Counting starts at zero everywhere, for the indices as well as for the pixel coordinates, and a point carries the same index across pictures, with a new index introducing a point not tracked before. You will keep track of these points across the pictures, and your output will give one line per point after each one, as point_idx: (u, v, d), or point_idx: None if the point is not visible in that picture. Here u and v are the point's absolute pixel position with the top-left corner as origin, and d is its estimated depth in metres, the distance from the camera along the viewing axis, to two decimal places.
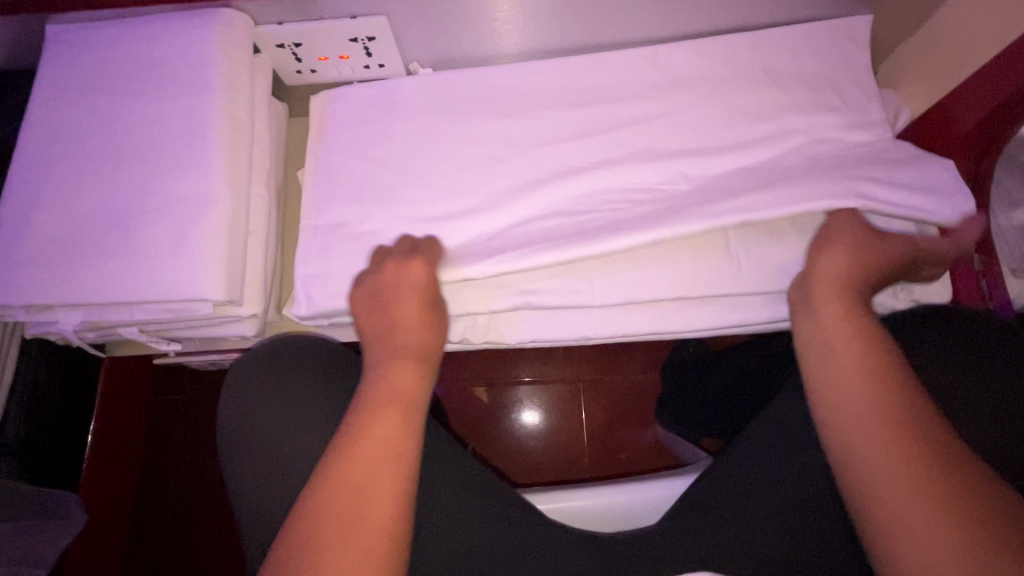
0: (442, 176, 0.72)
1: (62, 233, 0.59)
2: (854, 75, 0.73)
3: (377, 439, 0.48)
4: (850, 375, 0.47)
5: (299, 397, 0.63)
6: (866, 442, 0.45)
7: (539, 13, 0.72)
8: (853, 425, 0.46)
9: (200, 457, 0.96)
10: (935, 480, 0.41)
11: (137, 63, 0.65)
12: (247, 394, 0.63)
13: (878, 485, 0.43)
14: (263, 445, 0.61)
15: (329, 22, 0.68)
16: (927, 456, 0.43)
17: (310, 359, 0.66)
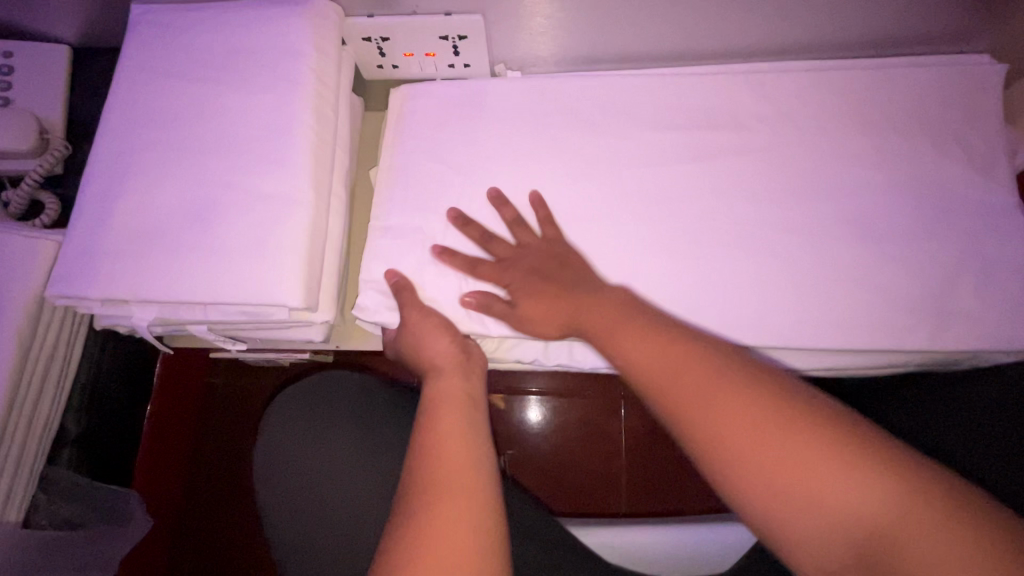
0: (524, 187, 0.68)
1: (140, 225, 0.57)
2: (972, 111, 0.68)
3: (448, 447, 0.51)
4: (688, 400, 0.45)
5: (341, 437, 0.64)
6: (775, 456, 0.41)
7: (640, 18, 0.67)
8: (725, 448, 0.43)
9: (241, 449, 0.95)
10: (790, 455, 0.41)
11: (224, 51, 0.62)
12: (290, 429, 0.65)
13: (797, 507, 0.40)
14: (303, 482, 0.62)
15: (421, 18, 0.65)
16: (813, 436, 0.41)
17: (353, 395, 0.66)
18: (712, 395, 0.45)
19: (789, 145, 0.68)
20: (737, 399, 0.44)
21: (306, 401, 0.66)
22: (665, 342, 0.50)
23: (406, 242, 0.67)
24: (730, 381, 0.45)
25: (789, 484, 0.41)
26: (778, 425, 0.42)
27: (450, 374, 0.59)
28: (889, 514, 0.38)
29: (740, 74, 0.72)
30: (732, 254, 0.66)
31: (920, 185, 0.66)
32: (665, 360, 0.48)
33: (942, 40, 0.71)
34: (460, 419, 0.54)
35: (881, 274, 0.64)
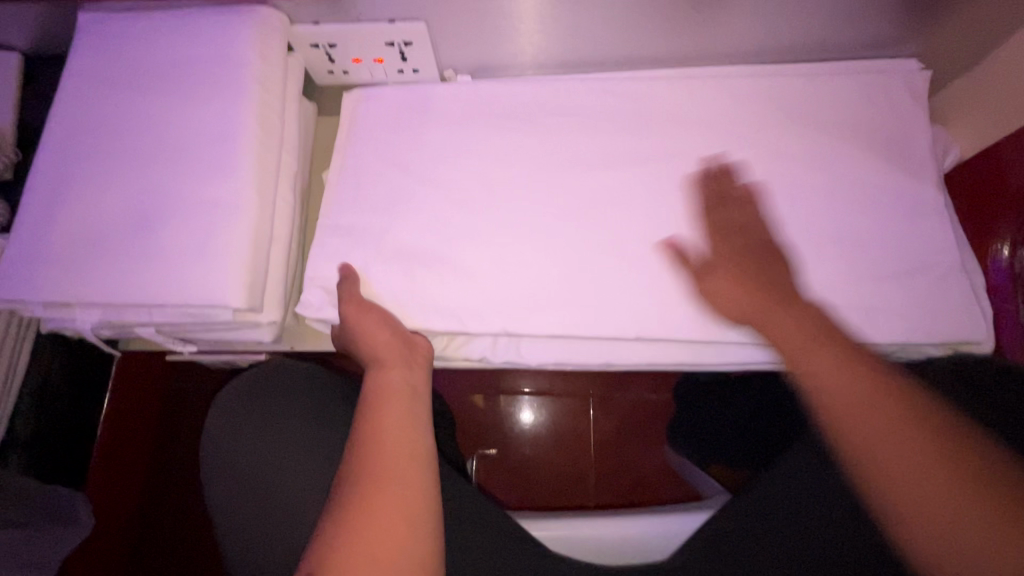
0: (470, 189, 0.70)
1: (84, 230, 0.58)
2: (899, 114, 0.71)
3: (389, 438, 0.53)
4: (826, 367, 0.51)
5: (283, 431, 0.65)
6: (914, 480, 0.44)
7: (580, 25, 0.69)
8: (859, 409, 0.48)
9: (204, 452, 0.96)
10: (904, 426, 0.46)
11: (168, 58, 0.63)
12: (235, 426, 0.66)
13: (919, 498, 0.44)
14: (244, 471, 0.63)
15: (365, 25, 0.66)
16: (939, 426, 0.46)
17: (293, 390, 0.69)
18: (826, 352, 0.52)
19: (727, 148, 0.71)
20: (848, 367, 0.50)
21: (248, 396, 0.68)
22: (838, 340, 0.53)
23: (353, 243, 0.69)
24: (847, 354, 0.51)
25: (893, 446, 0.46)
26: (884, 409, 0.47)
27: (392, 365, 0.60)
28: (928, 509, 0.43)
29: (682, 80, 0.74)
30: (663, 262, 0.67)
31: (853, 185, 0.69)
32: (874, 388, 0.49)
33: (874, 45, 0.73)
34: (403, 406, 0.57)
35: (815, 271, 0.66)
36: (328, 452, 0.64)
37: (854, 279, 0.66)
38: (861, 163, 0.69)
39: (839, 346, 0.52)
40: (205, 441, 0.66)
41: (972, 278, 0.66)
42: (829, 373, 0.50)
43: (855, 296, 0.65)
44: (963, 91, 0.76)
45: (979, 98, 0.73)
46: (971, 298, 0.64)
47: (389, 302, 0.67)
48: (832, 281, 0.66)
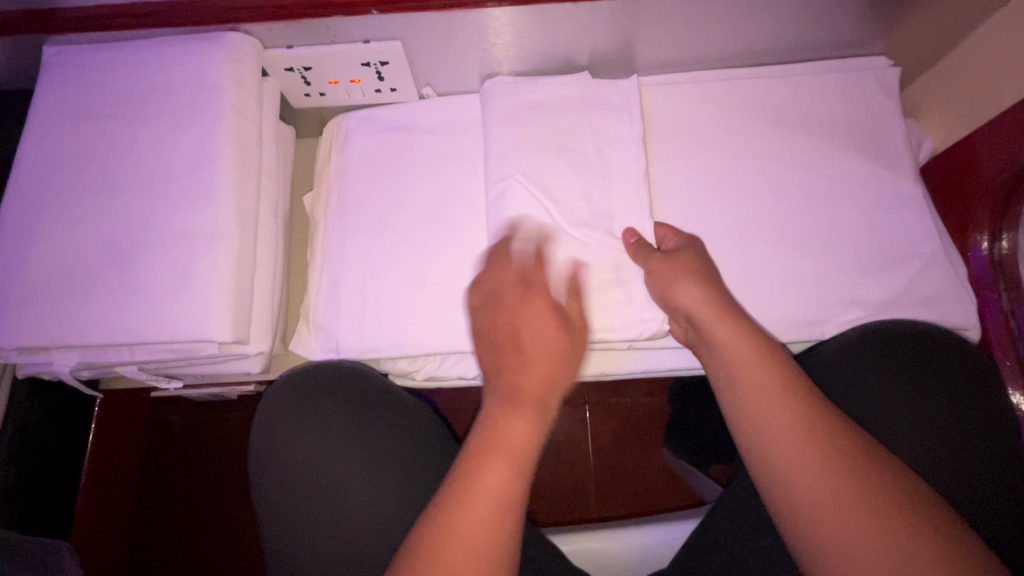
0: (455, 210, 0.72)
1: (59, 269, 0.56)
2: (875, 110, 0.72)
3: (488, 485, 0.46)
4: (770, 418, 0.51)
5: (333, 433, 0.63)
6: (825, 496, 0.47)
7: (555, 36, 0.69)
8: (802, 459, 0.49)
9: (193, 486, 0.93)
10: (831, 484, 0.47)
11: (139, 88, 0.62)
12: (282, 426, 0.64)
13: (848, 523, 0.46)
14: (296, 476, 0.62)
15: (340, 46, 0.66)
16: (868, 479, 0.47)
17: (340, 390, 0.65)
18: (780, 401, 0.52)
19: (708, 151, 0.71)
20: (800, 425, 0.50)
21: (294, 397, 0.65)
22: (787, 380, 0.53)
23: (345, 269, 0.71)
24: (795, 404, 0.51)
25: (826, 508, 0.47)
26: (819, 464, 0.48)
27: (540, 369, 0.52)
28: (853, 532, 0.45)
29: (659, 86, 0.75)
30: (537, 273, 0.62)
31: (834, 182, 0.69)
32: (793, 406, 0.51)
33: (847, 44, 0.74)
34: (510, 454, 0.48)
35: (804, 270, 0.67)
36: (381, 453, 0.63)
37: (843, 276, 0.66)
38: (840, 161, 0.70)
39: (797, 394, 0.52)
40: (252, 441, 0.64)
41: (957, 267, 0.67)
42: (771, 398, 0.52)
43: (845, 294, 0.66)
44: (932, 84, 0.77)
45: (949, 90, 0.74)
46: (956, 289, 0.65)
47: (385, 327, 0.68)
48: (820, 279, 0.66)
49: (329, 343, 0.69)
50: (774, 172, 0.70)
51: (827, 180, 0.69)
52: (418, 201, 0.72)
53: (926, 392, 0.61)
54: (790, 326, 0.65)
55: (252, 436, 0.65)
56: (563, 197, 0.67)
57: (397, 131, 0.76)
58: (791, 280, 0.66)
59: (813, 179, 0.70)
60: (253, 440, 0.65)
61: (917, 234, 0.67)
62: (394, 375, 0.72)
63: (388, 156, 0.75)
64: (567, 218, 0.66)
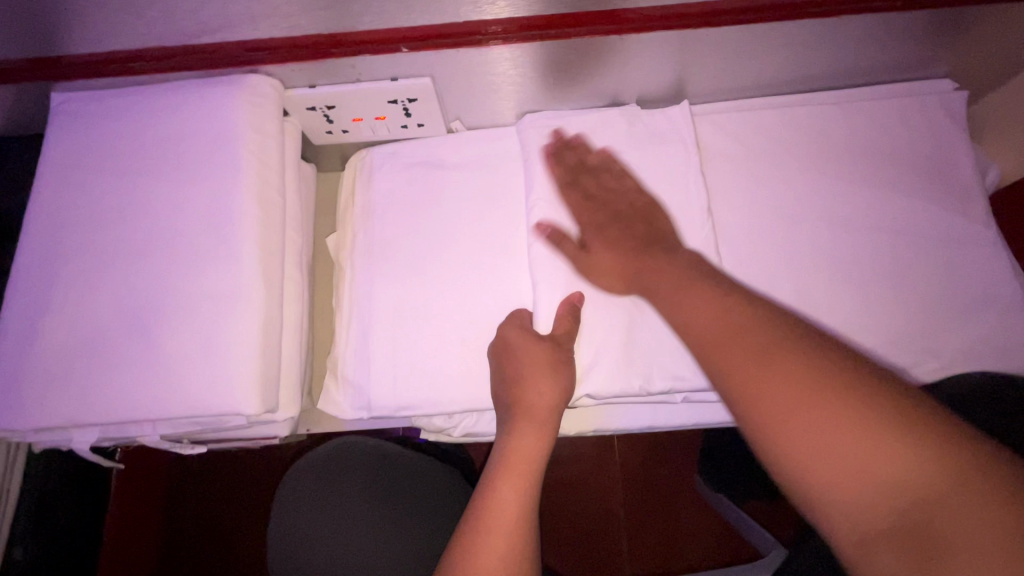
0: (489, 254, 0.67)
1: (71, 339, 0.52)
2: (939, 138, 0.67)
3: (502, 508, 0.47)
4: (731, 360, 0.41)
5: (355, 517, 0.62)
6: (803, 423, 0.36)
7: (596, 69, 0.65)
8: (757, 379, 0.39)
9: (214, 537, 0.90)
10: (843, 430, 0.35)
11: (155, 139, 0.58)
12: (304, 509, 0.63)
13: (825, 441, 0.35)
14: (316, 563, 0.61)
15: (367, 85, 0.61)
16: (874, 404, 0.35)
17: (363, 472, 0.64)
18: (719, 323, 0.43)
19: (759, 187, 0.67)
20: (768, 344, 0.40)
21: (317, 479, 0.64)
22: (724, 298, 0.45)
23: (372, 318, 0.67)
24: (779, 347, 0.40)
25: (835, 456, 0.34)
26: (804, 392, 0.37)
27: (539, 404, 0.55)
28: (839, 457, 0.34)
29: (704, 119, 0.70)
30: (563, 185, 0.63)
31: (899, 218, 0.64)
32: (739, 320, 0.43)
33: (906, 67, 0.69)
34: (523, 481, 0.49)
35: (868, 315, 0.62)
36: (401, 539, 0.62)
37: (913, 324, 0.61)
38: (904, 194, 0.65)
39: (732, 311, 0.44)
40: (273, 521, 0.64)
41: None
42: (703, 308, 0.45)
43: (916, 344, 0.60)
44: (996, 107, 0.72)
45: (1014, 116, 0.69)
46: None
47: (419, 383, 0.64)
48: (888, 326, 0.61)
49: (359, 399, 0.65)
50: (830, 209, 0.65)
51: (890, 216, 0.65)
52: (447, 245, 0.68)
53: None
54: None
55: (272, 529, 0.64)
56: None
57: (425, 169, 0.71)
58: (855, 327, 0.61)
59: (874, 216, 0.65)
60: (275, 522, 0.64)
61: (990, 276, 0.62)
62: (428, 430, 0.68)
63: (414, 196, 0.70)
64: None
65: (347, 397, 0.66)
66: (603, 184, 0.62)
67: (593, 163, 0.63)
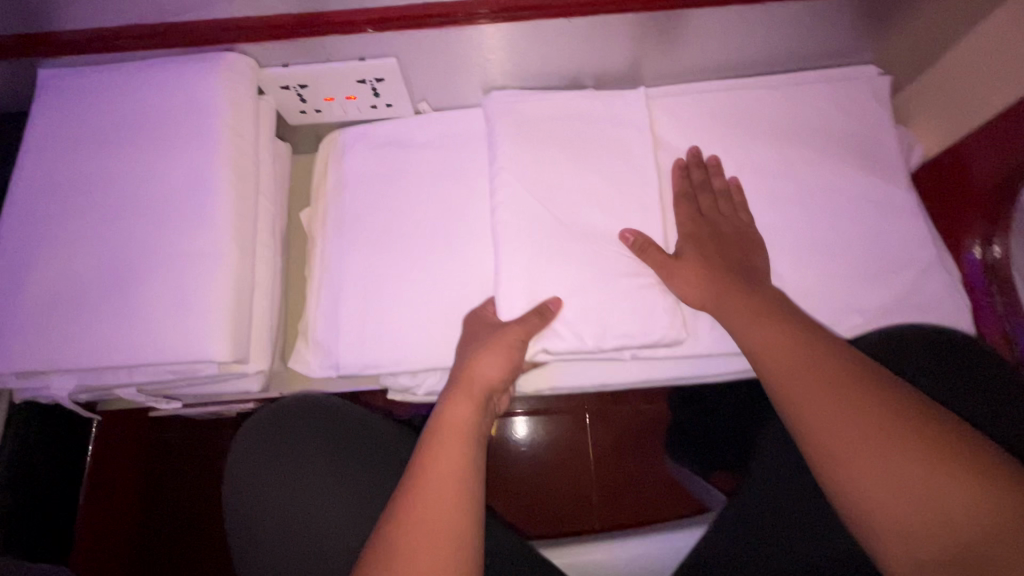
0: (453, 224, 0.72)
1: (54, 294, 0.56)
2: (866, 118, 0.73)
3: (436, 469, 0.52)
4: (806, 394, 0.50)
5: (306, 466, 0.64)
6: (862, 453, 0.46)
7: (549, 52, 0.70)
8: (826, 415, 0.48)
9: (190, 504, 0.92)
10: (890, 459, 0.45)
11: (135, 111, 0.62)
12: (254, 460, 0.64)
13: (882, 472, 0.45)
14: (267, 512, 0.62)
15: (336, 64, 0.66)
16: (918, 440, 0.45)
17: (315, 425, 0.66)
18: (786, 359, 0.52)
19: (705, 161, 0.72)
20: (830, 383, 0.49)
21: (271, 432, 0.66)
22: (798, 337, 0.54)
23: (343, 284, 0.71)
24: (842, 386, 0.49)
25: (886, 481, 0.44)
26: (873, 426, 0.46)
27: (478, 376, 0.60)
28: (890, 482, 0.44)
29: (657, 99, 0.75)
30: (692, 196, 0.69)
31: (831, 190, 0.70)
32: (809, 361, 0.51)
33: (838, 54, 0.75)
34: (457, 447, 0.54)
35: (801, 277, 0.67)
36: (351, 485, 0.63)
37: (842, 283, 0.66)
38: (834, 168, 0.71)
39: (795, 347, 0.53)
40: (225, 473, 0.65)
41: (953, 273, 0.67)
42: (776, 340, 0.54)
43: (844, 302, 0.66)
44: (922, 91, 0.78)
45: (937, 99, 0.76)
46: (951, 295, 0.66)
47: (385, 343, 0.68)
48: (820, 286, 0.66)
49: (329, 359, 0.69)
50: (770, 181, 0.71)
51: (823, 188, 0.70)
52: (415, 217, 0.72)
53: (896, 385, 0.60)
54: None
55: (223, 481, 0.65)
56: (564, 210, 0.68)
57: (394, 147, 0.76)
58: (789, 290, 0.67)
59: (809, 188, 0.70)
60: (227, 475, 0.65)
61: (913, 239, 0.67)
62: (394, 389, 0.72)
63: (384, 172, 0.75)
64: (568, 229, 0.67)
65: (317, 359, 0.70)
66: (714, 204, 0.68)
67: (716, 187, 0.69)
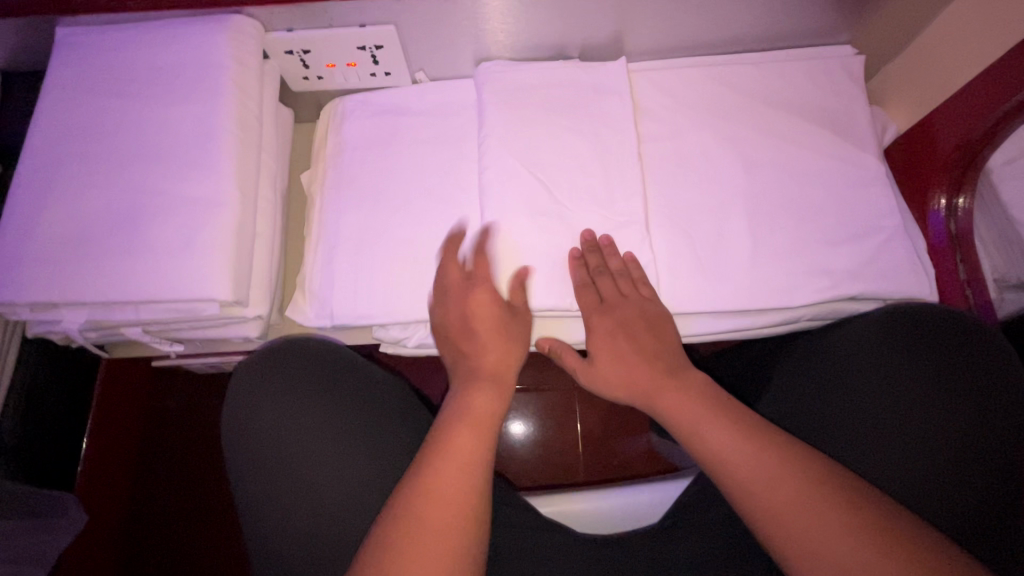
0: (445, 187, 0.76)
1: (67, 235, 0.60)
2: (841, 95, 0.77)
3: (454, 446, 0.57)
4: (737, 459, 0.54)
5: (304, 401, 0.67)
6: (790, 516, 0.50)
7: (540, 24, 0.73)
8: (761, 482, 0.52)
9: (193, 454, 0.99)
10: (815, 517, 0.49)
11: (146, 67, 0.65)
12: (254, 393, 0.68)
13: (806, 534, 0.49)
14: (267, 440, 0.66)
15: (338, 29, 0.70)
16: (838, 505, 0.49)
17: (313, 365, 0.69)
18: (708, 419, 0.57)
19: (686, 133, 0.76)
20: (763, 449, 0.54)
21: (269, 368, 0.68)
22: (722, 411, 0.58)
23: (339, 240, 0.74)
24: (773, 451, 0.53)
25: (809, 535, 0.48)
26: (800, 493, 0.50)
27: (488, 357, 0.65)
28: (816, 541, 0.48)
29: (642, 73, 0.79)
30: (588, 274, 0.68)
31: (805, 162, 0.73)
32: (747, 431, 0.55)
33: (816, 34, 0.79)
34: (472, 429, 0.58)
35: (773, 243, 0.70)
36: (346, 422, 0.67)
37: (811, 248, 0.70)
38: (809, 142, 0.74)
39: (726, 410, 0.58)
40: (227, 402, 0.69)
41: (919, 242, 0.71)
42: (714, 420, 0.57)
43: (813, 265, 0.69)
44: (896, 72, 0.82)
45: (908, 80, 0.80)
46: (916, 261, 0.69)
47: (378, 296, 0.71)
48: (793, 251, 0.70)
49: (324, 311, 0.72)
50: (747, 152, 0.74)
51: (798, 160, 0.74)
52: (410, 179, 0.76)
53: (885, 370, 0.66)
54: (763, 295, 0.69)
55: (226, 409, 0.69)
56: (549, 175, 0.72)
57: (391, 114, 0.80)
58: (761, 255, 0.70)
59: (785, 160, 0.74)
60: (229, 406, 0.68)
61: (880, 209, 0.71)
62: (386, 342, 0.75)
63: (381, 137, 0.79)
64: (554, 192, 0.71)
65: (313, 311, 0.73)
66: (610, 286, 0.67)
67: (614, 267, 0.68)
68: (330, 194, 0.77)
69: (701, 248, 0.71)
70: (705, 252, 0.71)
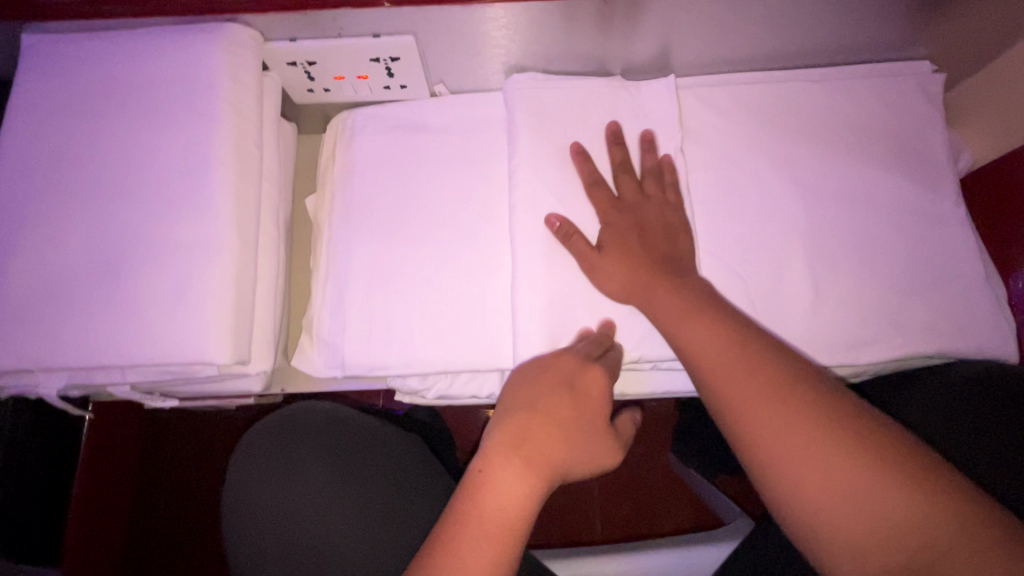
0: (468, 218, 0.67)
1: (39, 287, 0.52)
2: (917, 120, 0.68)
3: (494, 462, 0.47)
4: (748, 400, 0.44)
5: (310, 468, 0.61)
6: (819, 473, 0.40)
7: (579, 35, 0.64)
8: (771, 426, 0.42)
9: (191, 475, 0.96)
10: (848, 477, 0.39)
11: (126, 86, 0.57)
12: (256, 460, 0.63)
13: (845, 503, 0.39)
14: (269, 512, 0.59)
15: (348, 41, 0.60)
16: (882, 464, 0.39)
17: (320, 430, 0.65)
18: (718, 352, 0.47)
19: (740, 159, 0.67)
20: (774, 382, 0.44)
21: (275, 434, 0.64)
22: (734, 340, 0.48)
23: (350, 277, 0.67)
24: (794, 393, 0.43)
25: (844, 498, 0.39)
26: (830, 446, 0.40)
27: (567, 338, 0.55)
28: (851, 503, 0.39)
29: (690, 90, 0.70)
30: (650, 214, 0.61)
31: (874, 197, 0.65)
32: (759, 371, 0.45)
33: (890, 46, 0.69)
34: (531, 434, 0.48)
35: (838, 290, 0.63)
36: (356, 493, 0.61)
37: (881, 298, 0.62)
38: (879, 173, 0.66)
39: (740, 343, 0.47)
40: (228, 474, 0.63)
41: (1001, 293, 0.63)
42: (711, 347, 0.48)
43: (884, 318, 0.62)
44: (976, 91, 0.73)
45: (990, 101, 0.71)
46: (998, 316, 0.62)
47: (394, 344, 0.64)
48: (858, 300, 0.62)
49: (335, 358, 0.65)
50: (810, 184, 0.66)
51: (866, 195, 0.65)
52: (428, 208, 0.68)
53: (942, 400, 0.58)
54: (825, 350, 0.62)
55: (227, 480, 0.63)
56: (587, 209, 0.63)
57: (405, 131, 0.71)
58: (825, 303, 0.63)
59: (851, 194, 0.65)
60: (230, 475, 0.63)
61: (959, 254, 0.63)
62: (403, 390, 0.68)
63: (395, 159, 0.70)
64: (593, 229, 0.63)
65: (323, 358, 0.66)
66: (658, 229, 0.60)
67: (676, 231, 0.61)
68: (339, 222, 0.69)
69: (758, 294, 0.63)
70: (762, 298, 0.63)
